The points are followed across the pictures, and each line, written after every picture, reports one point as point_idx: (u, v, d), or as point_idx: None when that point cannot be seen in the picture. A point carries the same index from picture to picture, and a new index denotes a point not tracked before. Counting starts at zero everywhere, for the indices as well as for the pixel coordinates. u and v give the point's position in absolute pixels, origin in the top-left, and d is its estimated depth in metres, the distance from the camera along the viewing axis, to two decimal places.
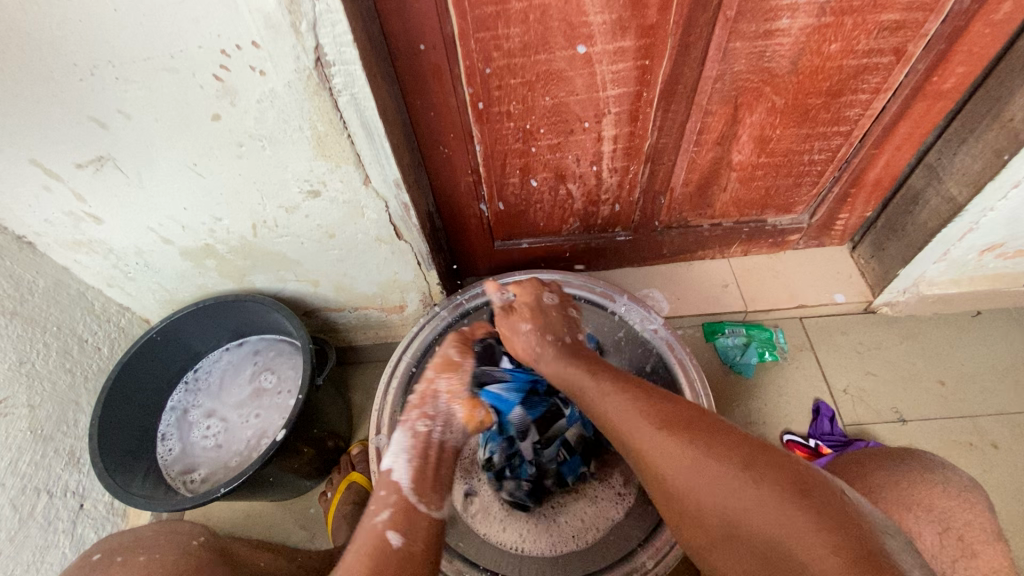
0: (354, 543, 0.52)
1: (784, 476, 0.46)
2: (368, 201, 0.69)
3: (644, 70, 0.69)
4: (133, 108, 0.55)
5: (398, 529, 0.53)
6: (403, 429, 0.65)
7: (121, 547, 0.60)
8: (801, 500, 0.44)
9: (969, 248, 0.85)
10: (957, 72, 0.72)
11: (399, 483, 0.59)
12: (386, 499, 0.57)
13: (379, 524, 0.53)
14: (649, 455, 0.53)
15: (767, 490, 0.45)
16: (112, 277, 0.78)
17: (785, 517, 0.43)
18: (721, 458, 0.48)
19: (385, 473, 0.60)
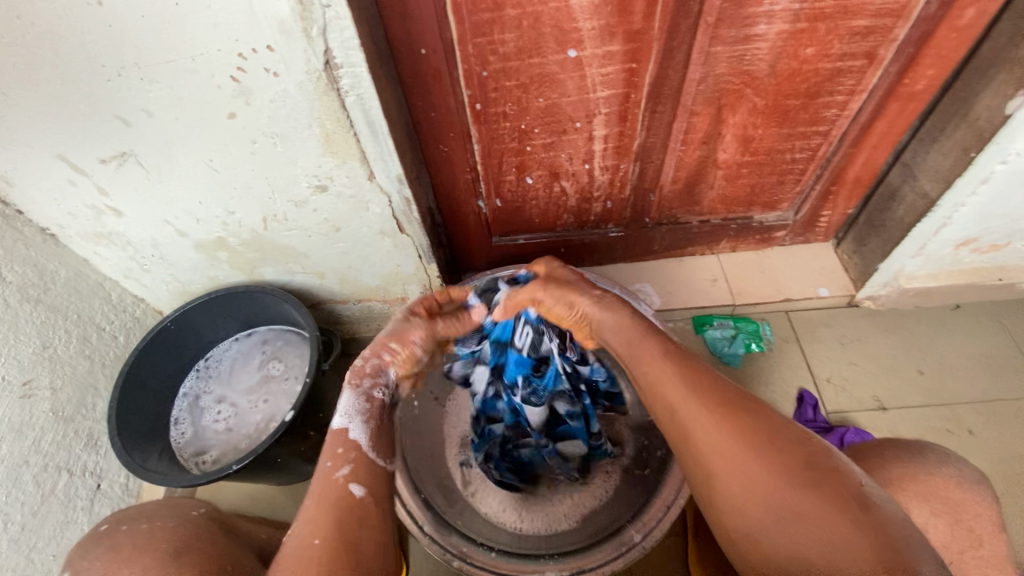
0: (314, 494, 0.53)
1: (833, 485, 0.46)
2: (372, 195, 0.73)
3: (631, 73, 0.73)
4: (155, 107, 0.60)
5: (359, 479, 0.55)
6: (354, 393, 0.64)
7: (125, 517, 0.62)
8: (845, 508, 0.44)
9: (944, 242, 0.89)
10: (927, 74, 0.76)
11: (357, 440, 0.59)
12: (343, 455, 0.57)
13: (341, 478, 0.54)
14: (693, 432, 0.53)
15: (794, 491, 0.46)
16: (129, 268, 0.82)
17: (828, 524, 0.44)
18: (774, 461, 0.48)
19: (340, 431, 0.59)
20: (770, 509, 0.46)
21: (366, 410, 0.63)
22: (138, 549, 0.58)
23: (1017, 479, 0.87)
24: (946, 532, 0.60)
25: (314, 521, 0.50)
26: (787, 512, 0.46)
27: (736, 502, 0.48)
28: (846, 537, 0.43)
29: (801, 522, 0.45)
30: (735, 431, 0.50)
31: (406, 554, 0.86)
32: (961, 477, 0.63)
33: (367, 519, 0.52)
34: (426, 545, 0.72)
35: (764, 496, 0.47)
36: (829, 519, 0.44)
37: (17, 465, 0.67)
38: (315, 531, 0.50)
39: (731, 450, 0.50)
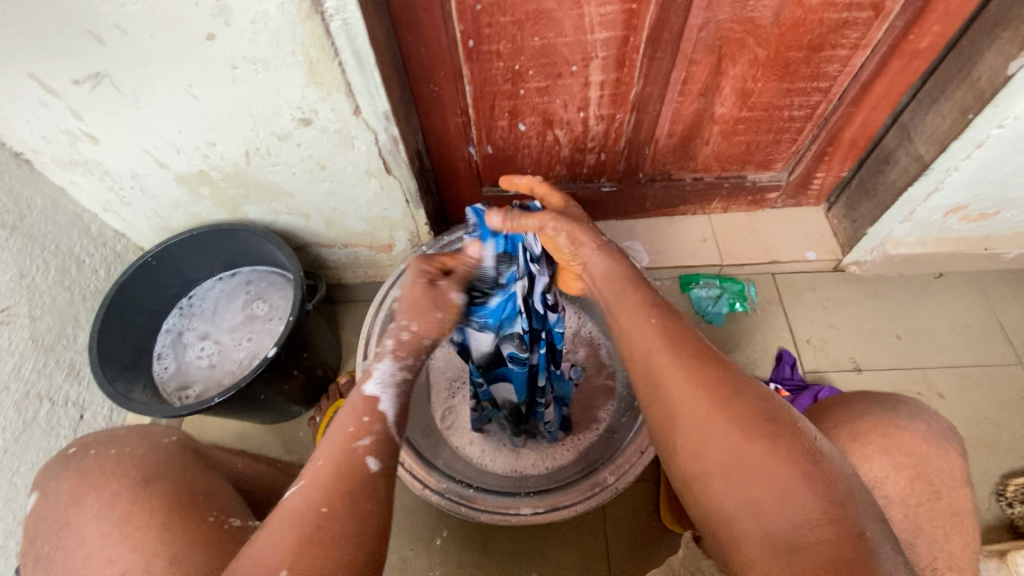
0: (325, 458, 0.48)
1: (785, 440, 0.44)
2: (357, 131, 0.71)
3: (631, 14, 0.70)
4: (130, 24, 0.57)
5: (378, 454, 0.49)
6: (392, 363, 0.57)
7: (94, 442, 0.61)
8: (770, 511, 0.42)
9: (934, 207, 0.89)
10: (933, 30, 0.74)
11: (383, 413, 0.52)
12: (368, 423, 0.51)
13: (360, 448, 0.49)
14: (684, 395, 0.47)
15: (771, 439, 0.44)
16: (108, 200, 0.80)
17: (783, 480, 0.42)
18: (743, 418, 0.45)
19: (369, 399, 0.53)
20: (738, 463, 0.44)
21: (401, 382, 0.56)
22: (104, 475, 0.58)
23: (983, 441, 0.90)
24: (907, 487, 0.60)
25: (320, 485, 0.46)
26: (749, 467, 0.43)
27: (706, 460, 0.45)
28: (825, 515, 0.41)
29: (795, 498, 0.42)
30: (710, 390, 0.46)
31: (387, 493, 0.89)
32: (934, 441, 0.62)
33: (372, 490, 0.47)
34: (408, 480, 0.73)
35: (752, 465, 0.43)
36: (787, 477, 0.42)
37: None
38: (323, 498, 0.45)
39: (720, 419, 0.45)
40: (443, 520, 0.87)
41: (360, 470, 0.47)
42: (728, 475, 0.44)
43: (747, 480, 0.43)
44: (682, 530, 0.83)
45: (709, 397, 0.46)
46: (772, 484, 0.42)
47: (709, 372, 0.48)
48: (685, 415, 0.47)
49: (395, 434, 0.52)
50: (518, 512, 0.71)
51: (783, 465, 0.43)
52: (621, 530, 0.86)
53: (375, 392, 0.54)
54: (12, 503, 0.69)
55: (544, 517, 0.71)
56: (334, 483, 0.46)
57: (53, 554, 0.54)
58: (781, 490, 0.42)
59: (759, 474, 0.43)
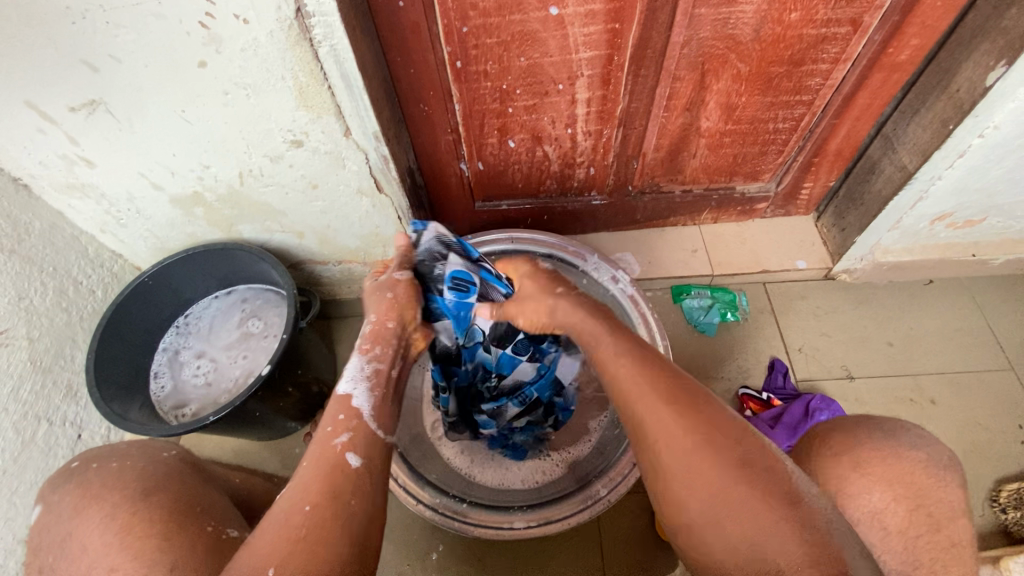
0: (310, 459, 0.48)
1: (763, 479, 0.44)
2: (348, 152, 0.73)
3: (614, 34, 0.72)
4: (124, 54, 0.58)
5: (357, 451, 0.49)
6: (361, 357, 0.57)
7: (96, 456, 0.62)
8: (752, 552, 0.42)
9: (920, 216, 0.90)
10: (911, 44, 0.76)
11: (360, 409, 0.53)
12: (344, 422, 0.51)
13: (339, 445, 0.49)
14: (663, 441, 0.47)
15: (752, 480, 0.44)
16: (105, 222, 0.81)
17: (766, 520, 0.42)
18: (721, 456, 0.45)
19: (343, 398, 0.53)
20: (715, 501, 0.44)
21: (374, 376, 0.56)
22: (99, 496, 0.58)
23: (975, 448, 0.90)
24: (904, 517, 0.60)
25: (304, 483, 0.47)
26: (728, 508, 0.43)
27: (684, 500, 0.45)
28: (810, 558, 0.40)
29: (777, 537, 0.42)
30: (686, 428, 0.46)
31: (383, 508, 0.90)
32: (920, 450, 0.63)
33: (362, 489, 0.47)
34: (401, 495, 0.74)
35: (732, 509, 0.43)
36: (768, 517, 0.42)
37: None
38: (307, 497, 0.46)
39: (700, 464, 0.45)
40: (439, 534, 0.88)
41: (342, 467, 0.48)
42: (711, 519, 0.44)
43: (724, 519, 0.43)
44: (676, 541, 0.84)
45: (686, 437, 0.46)
46: (753, 525, 0.42)
47: (689, 409, 0.48)
48: (664, 456, 0.46)
49: (376, 430, 0.52)
50: (511, 526, 0.72)
51: (761, 504, 0.43)
52: (616, 542, 0.86)
53: (347, 391, 0.54)
54: (10, 524, 0.69)
55: (537, 531, 0.72)
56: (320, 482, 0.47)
57: (58, 563, 0.56)
58: (761, 530, 0.42)
59: (737, 513, 0.43)
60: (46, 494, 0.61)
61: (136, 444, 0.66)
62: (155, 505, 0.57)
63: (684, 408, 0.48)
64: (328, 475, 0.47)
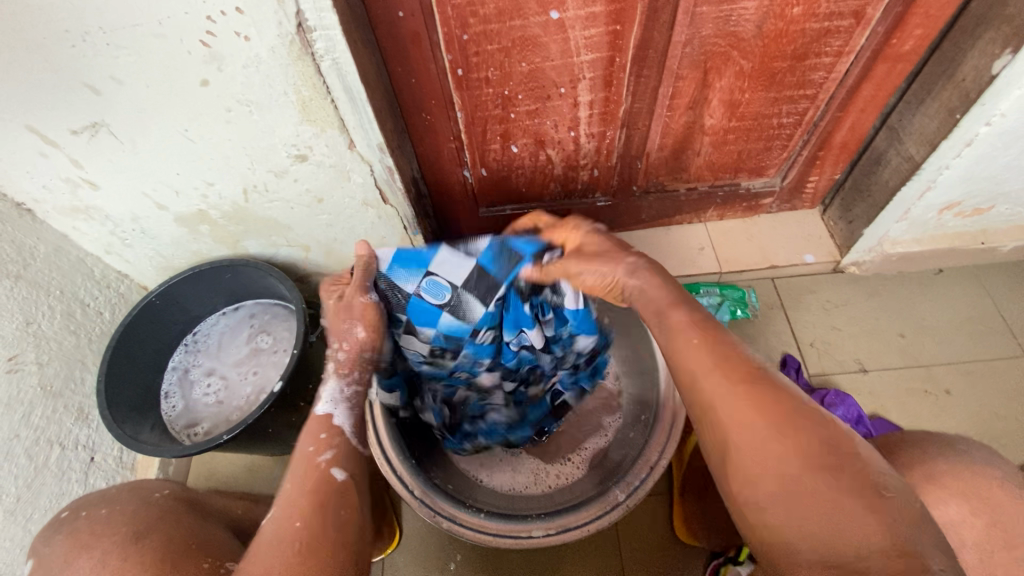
0: (296, 478, 0.54)
1: (846, 466, 0.43)
2: (353, 164, 0.72)
3: (615, 35, 0.72)
4: (125, 75, 0.58)
5: (343, 465, 0.55)
6: (337, 381, 0.64)
7: (84, 504, 0.62)
8: (829, 541, 0.41)
9: (929, 205, 0.89)
10: (915, 34, 0.75)
11: (341, 425, 0.60)
12: (327, 439, 0.57)
13: (323, 462, 0.55)
14: (740, 423, 0.47)
15: (835, 468, 0.43)
16: (111, 243, 0.81)
17: (848, 508, 0.41)
18: (796, 444, 0.44)
19: (324, 417, 0.60)
20: (791, 488, 0.43)
21: (351, 396, 0.63)
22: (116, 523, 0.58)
23: (993, 437, 0.90)
24: (980, 531, 0.59)
25: (293, 504, 0.51)
26: (804, 496, 0.43)
27: (761, 486, 0.45)
28: (888, 543, 0.39)
29: (858, 527, 0.40)
30: (761, 414, 0.46)
31: (399, 519, 0.89)
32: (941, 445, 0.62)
33: (348, 499, 0.53)
34: (416, 506, 0.72)
35: (808, 492, 0.43)
36: (849, 507, 0.41)
37: (7, 439, 0.67)
38: (299, 514, 0.50)
39: (780, 442, 0.45)
40: (456, 544, 0.87)
41: (330, 482, 0.53)
42: (789, 500, 0.43)
43: (801, 508, 0.43)
44: (696, 542, 0.83)
45: (761, 423, 0.46)
46: (832, 513, 0.41)
47: (763, 394, 0.47)
48: (738, 442, 0.46)
49: (357, 444, 0.59)
50: (529, 534, 0.71)
51: (842, 494, 0.42)
52: (635, 546, 0.86)
53: (327, 410, 0.60)
54: (28, 551, 0.69)
55: (556, 538, 0.71)
56: (307, 499, 0.51)
57: None
58: (843, 519, 0.41)
59: (815, 502, 0.42)
60: (35, 547, 0.60)
61: (128, 487, 0.65)
62: (156, 546, 0.57)
63: (755, 392, 0.48)
64: (316, 491, 0.52)
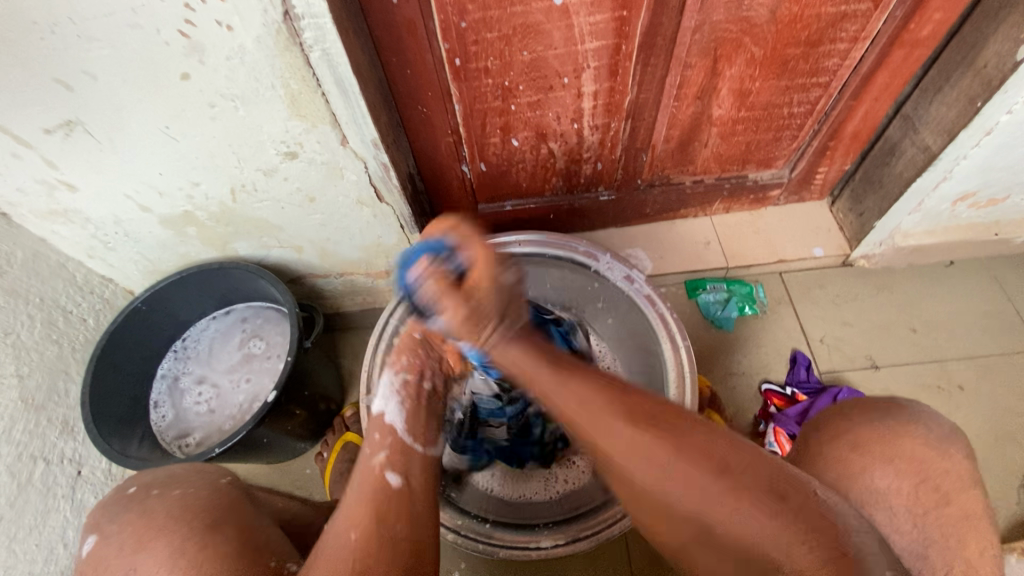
0: (355, 483, 0.55)
1: (742, 473, 0.48)
2: (346, 161, 0.68)
3: (621, 22, 0.68)
4: (99, 69, 0.54)
5: (396, 469, 0.56)
6: (391, 373, 0.66)
7: (155, 482, 0.56)
8: (744, 545, 0.46)
9: (943, 197, 0.86)
10: (934, 18, 0.72)
11: (393, 424, 0.61)
12: (380, 443, 0.59)
13: (377, 465, 0.56)
14: (656, 462, 0.49)
15: (734, 476, 0.48)
16: (92, 246, 0.76)
17: (755, 512, 0.46)
18: (699, 462, 0.48)
19: (378, 415, 0.62)
20: (704, 505, 0.47)
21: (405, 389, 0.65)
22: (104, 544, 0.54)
23: (1006, 433, 0.88)
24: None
25: (352, 509, 0.52)
26: (715, 509, 0.47)
27: (679, 509, 0.48)
28: (797, 537, 0.45)
29: (768, 531, 0.46)
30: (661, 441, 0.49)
31: None
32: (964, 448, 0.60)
33: (401, 506, 0.53)
34: None
35: (715, 505, 0.47)
36: (752, 510, 0.46)
37: None
38: (351, 524, 0.51)
39: (681, 465, 0.48)
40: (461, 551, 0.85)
41: (385, 485, 0.54)
42: (703, 519, 0.47)
43: (715, 521, 0.47)
44: None
45: (662, 447, 0.49)
46: (740, 518, 0.46)
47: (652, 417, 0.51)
48: (645, 472, 0.49)
49: (409, 440, 0.60)
50: (538, 546, 0.69)
51: (746, 499, 0.47)
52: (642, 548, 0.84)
53: (381, 408, 0.63)
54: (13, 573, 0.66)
55: (565, 550, 0.68)
56: (363, 503, 0.52)
57: None
58: (749, 522, 0.46)
59: (725, 513, 0.47)
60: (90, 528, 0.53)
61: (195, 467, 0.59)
62: (225, 539, 0.50)
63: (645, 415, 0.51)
64: (374, 494, 0.53)
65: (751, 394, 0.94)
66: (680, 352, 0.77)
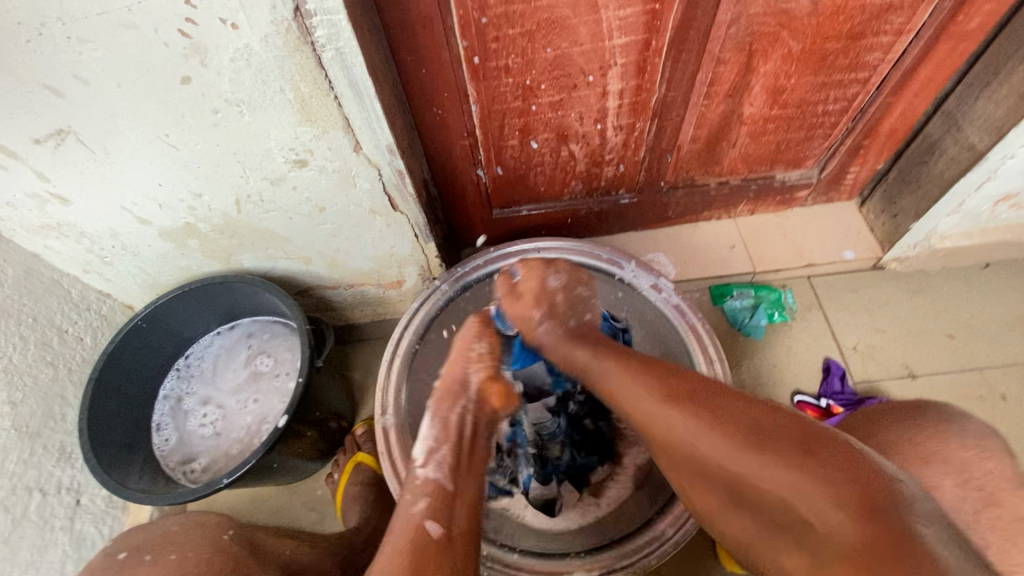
0: (393, 535, 0.51)
1: (770, 432, 0.44)
2: (359, 169, 0.64)
3: (653, 15, 0.63)
4: (91, 73, 0.49)
5: (437, 518, 0.51)
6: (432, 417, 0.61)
7: None
8: (777, 504, 0.41)
9: (985, 197, 0.82)
10: (985, 9, 0.67)
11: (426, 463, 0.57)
12: (418, 493, 0.54)
13: (417, 515, 0.51)
14: (669, 429, 0.50)
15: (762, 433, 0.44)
16: (88, 261, 0.72)
17: (779, 468, 0.42)
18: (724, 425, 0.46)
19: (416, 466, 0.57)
20: (733, 466, 0.45)
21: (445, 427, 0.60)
22: None
23: None
24: None
25: (391, 564, 0.47)
26: (742, 467, 0.44)
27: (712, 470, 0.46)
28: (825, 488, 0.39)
29: (790, 484, 0.41)
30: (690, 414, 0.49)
31: None
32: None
33: (442, 558, 0.48)
34: None
35: (742, 464, 0.44)
36: (775, 464, 0.42)
37: None
38: (387, 573, 0.47)
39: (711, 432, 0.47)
40: None
41: (425, 536, 0.49)
42: (737, 479, 0.44)
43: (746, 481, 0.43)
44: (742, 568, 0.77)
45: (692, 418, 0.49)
46: (763, 473, 0.42)
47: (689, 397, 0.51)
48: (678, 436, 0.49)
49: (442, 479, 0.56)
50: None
51: (770, 456, 0.43)
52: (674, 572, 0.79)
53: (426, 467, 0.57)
54: None
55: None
56: (407, 559, 0.47)
57: None
58: (771, 477, 0.42)
59: (751, 471, 0.43)
60: None
61: None
62: None
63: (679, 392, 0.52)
64: (416, 548, 0.48)
65: (782, 406, 0.89)
66: (714, 366, 0.73)
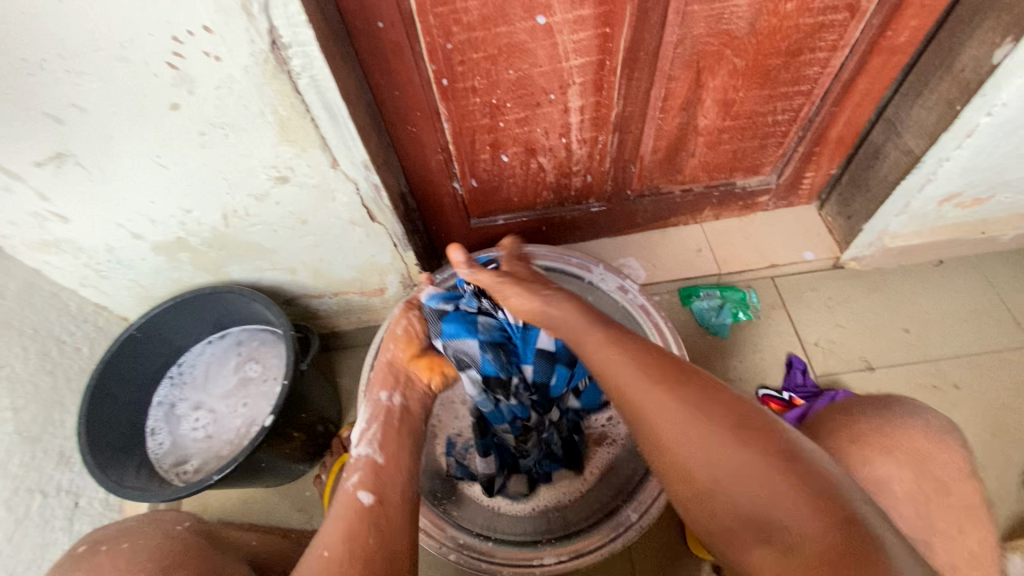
0: (333, 512, 0.52)
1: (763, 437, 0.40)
2: (337, 184, 0.69)
3: (605, 38, 0.69)
4: (89, 102, 0.54)
5: (368, 487, 0.53)
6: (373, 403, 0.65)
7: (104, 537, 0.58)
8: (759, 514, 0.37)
9: (928, 198, 0.86)
10: (910, 25, 0.73)
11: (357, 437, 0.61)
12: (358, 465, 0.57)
13: (351, 487, 0.54)
14: (652, 418, 0.44)
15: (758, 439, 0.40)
16: (85, 276, 0.77)
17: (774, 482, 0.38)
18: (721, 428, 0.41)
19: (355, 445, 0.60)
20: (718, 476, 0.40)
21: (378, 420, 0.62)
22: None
23: (1003, 431, 0.89)
24: None
25: (333, 533, 0.49)
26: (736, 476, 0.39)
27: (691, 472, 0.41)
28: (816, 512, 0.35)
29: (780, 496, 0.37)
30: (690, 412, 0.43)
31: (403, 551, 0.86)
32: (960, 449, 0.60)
33: (377, 525, 0.50)
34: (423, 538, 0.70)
35: (738, 476, 0.39)
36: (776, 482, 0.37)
37: None
38: (326, 542, 0.48)
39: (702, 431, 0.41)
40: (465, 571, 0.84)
41: (356, 505, 0.52)
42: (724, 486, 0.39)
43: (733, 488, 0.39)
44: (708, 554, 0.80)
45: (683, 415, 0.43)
46: (758, 491, 0.38)
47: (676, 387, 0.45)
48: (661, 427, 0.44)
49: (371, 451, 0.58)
50: (541, 562, 0.69)
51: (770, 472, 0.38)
52: (647, 559, 0.83)
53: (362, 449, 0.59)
54: None
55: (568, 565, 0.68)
56: (341, 528, 0.49)
57: None
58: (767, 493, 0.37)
59: (744, 481, 0.39)
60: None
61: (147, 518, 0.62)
62: None
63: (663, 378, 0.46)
64: (351, 517, 0.50)
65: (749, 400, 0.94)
66: None
